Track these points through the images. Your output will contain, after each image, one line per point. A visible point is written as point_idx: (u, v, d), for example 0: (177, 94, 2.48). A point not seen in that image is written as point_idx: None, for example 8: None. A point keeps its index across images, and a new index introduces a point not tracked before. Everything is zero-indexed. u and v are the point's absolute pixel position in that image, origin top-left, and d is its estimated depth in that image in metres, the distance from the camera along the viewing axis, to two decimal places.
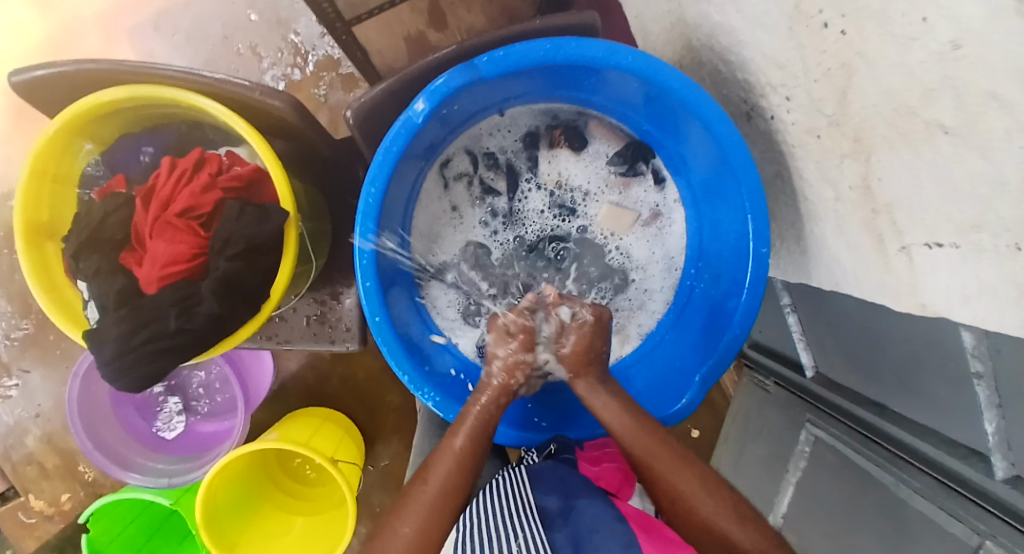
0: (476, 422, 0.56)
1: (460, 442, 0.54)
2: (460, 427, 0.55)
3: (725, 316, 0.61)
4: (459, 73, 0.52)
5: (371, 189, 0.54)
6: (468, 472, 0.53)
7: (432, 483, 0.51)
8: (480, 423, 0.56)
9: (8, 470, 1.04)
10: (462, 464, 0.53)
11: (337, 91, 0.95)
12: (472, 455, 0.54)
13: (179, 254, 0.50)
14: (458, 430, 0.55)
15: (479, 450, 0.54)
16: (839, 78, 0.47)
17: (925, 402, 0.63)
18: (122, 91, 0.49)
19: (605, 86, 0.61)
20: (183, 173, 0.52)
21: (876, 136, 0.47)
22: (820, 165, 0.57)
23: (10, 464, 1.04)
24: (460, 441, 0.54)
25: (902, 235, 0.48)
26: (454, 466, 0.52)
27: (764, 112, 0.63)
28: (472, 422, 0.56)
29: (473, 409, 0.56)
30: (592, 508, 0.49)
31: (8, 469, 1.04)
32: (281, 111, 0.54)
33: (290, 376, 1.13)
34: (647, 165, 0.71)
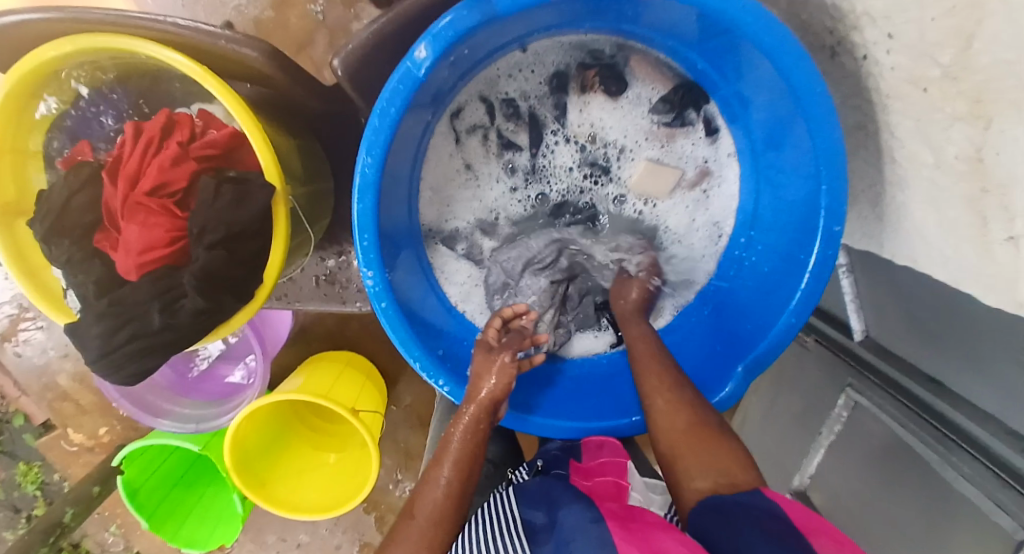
0: (461, 450, 0.48)
1: (449, 470, 0.47)
2: (444, 458, 0.48)
3: (777, 301, 0.54)
4: (468, 10, 0.41)
5: (368, 157, 0.46)
6: (459, 505, 0.46)
7: (420, 515, 0.45)
8: (466, 449, 0.48)
9: (46, 405, 1.09)
10: (452, 498, 0.46)
11: (337, 8, 0.82)
12: (460, 485, 0.47)
13: (156, 239, 0.44)
14: (443, 461, 0.47)
15: (468, 481, 0.47)
16: (968, 18, 0.36)
17: (995, 390, 0.56)
18: (70, 43, 0.40)
19: (652, 14, 0.49)
20: (150, 141, 0.44)
21: (1005, 99, 0.36)
22: (919, 123, 0.46)
23: (47, 400, 1.09)
24: (448, 472, 0.47)
25: (1014, 222, 0.39)
26: (443, 498, 0.46)
27: (854, 50, 0.50)
28: (455, 451, 0.48)
29: (456, 433, 0.49)
30: (574, 515, 0.42)
31: (46, 404, 1.09)
32: (257, 62, 0.45)
33: (309, 320, 1.12)
34: (698, 112, 0.60)
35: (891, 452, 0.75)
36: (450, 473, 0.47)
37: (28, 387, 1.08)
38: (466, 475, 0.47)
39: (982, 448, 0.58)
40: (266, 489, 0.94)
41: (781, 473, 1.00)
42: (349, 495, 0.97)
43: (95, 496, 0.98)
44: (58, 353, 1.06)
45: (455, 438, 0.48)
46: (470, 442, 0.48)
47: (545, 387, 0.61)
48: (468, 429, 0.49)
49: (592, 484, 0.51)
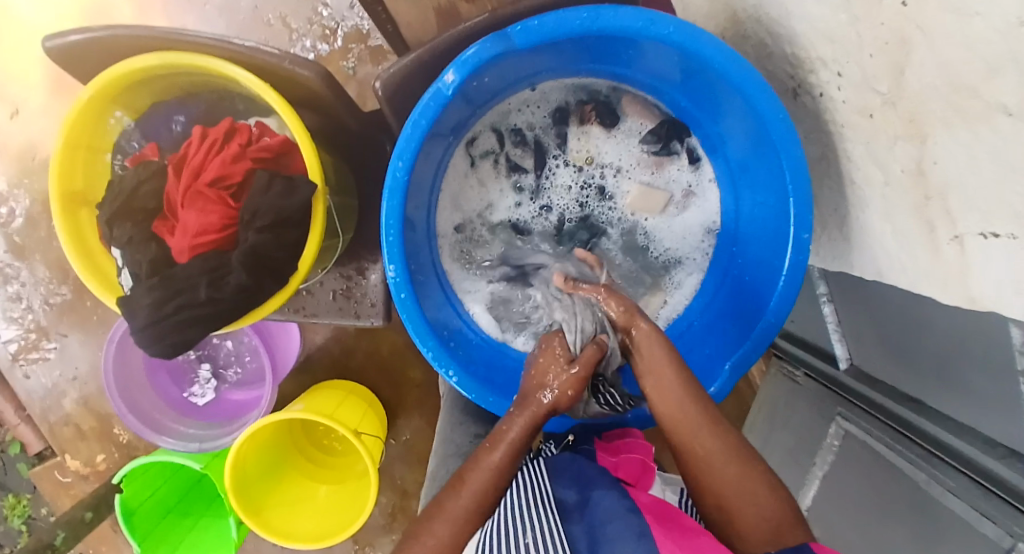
0: (518, 439, 0.52)
1: (497, 459, 0.51)
2: (500, 443, 0.52)
3: (759, 303, 0.59)
4: (491, 43, 0.50)
5: (399, 162, 0.53)
6: (505, 481, 0.51)
7: (467, 493, 0.50)
8: (517, 447, 0.52)
9: (46, 429, 1.10)
10: (497, 481, 0.50)
11: (366, 64, 0.94)
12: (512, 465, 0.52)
13: (210, 225, 0.50)
14: (497, 445, 0.52)
15: (517, 464, 0.52)
16: (896, 52, 0.44)
17: (967, 398, 0.60)
18: (156, 58, 0.48)
19: (641, 56, 0.59)
20: (214, 143, 0.52)
21: (933, 115, 0.44)
22: (870, 146, 0.54)
23: (48, 424, 1.10)
24: (500, 456, 0.51)
25: (955, 223, 0.46)
26: (493, 477, 0.50)
27: (812, 89, 0.59)
28: (511, 438, 0.52)
29: (509, 433, 0.52)
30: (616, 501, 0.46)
31: (46, 429, 1.10)
32: (310, 81, 0.53)
33: (316, 349, 1.15)
34: (682, 143, 0.68)
35: (880, 474, 0.77)
36: (503, 456, 0.51)
37: (31, 410, 1.09)
38: (518, 458, 0.52)
39: (965, 460, 0.60)
40: (262, 514, 0.92)
41: None
42: (345, 524, 0.95)
43: (87, 521, 0.99)
44: (67, 375, 1.08)
45: (514, 429, 0.52)
46: (524, 436, 0.53)
47: None
48: (526, 426, 0.53)
49: (618, 459, 0.58)
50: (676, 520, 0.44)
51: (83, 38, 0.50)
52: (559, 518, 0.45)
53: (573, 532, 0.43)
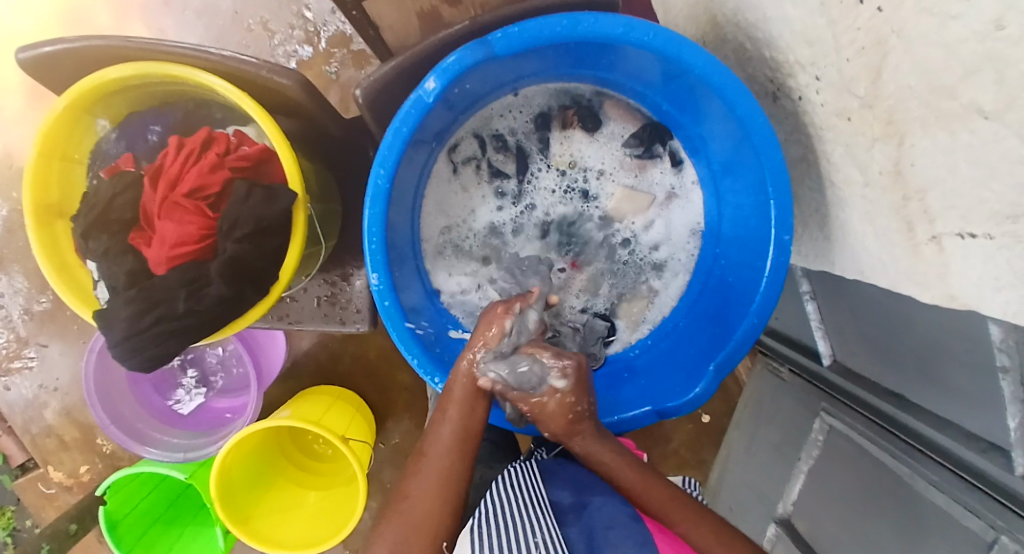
0: (464, 394, 0.53)
1: (454, 411, 0.52)
2: (448, 404, 0.52)
3: (742, 306, 0.59)
4: (471, 50, 0.50)
5: (381, 170, 0.52)
6: (470, 443, 0.51)
7: (432, 453, 0.50)
8: (467, 396, 0.53)
9: (28, 441, 1.08)
10: (462, 436, 0.51)
11: (348, 67, 0.93)
12: (465, 422, 0.52)
13: (188, 235, 0.49)
14: (446, 406, 0.52)
15: (470, 421, 0.52)
16: (874, 57, 0.45)
17: (947, 393, 0.61)
18: (132, 68, 0.48)
19: (622, 61, 0.59)
20: (191, 152, 0.51)
21: (909, 118, 0.44)
22: (849, 148, 0.55)
23: (29, 436, 1.08)
24: (452, 416, 0.52)
25: (933, 223, 0.46)
26: (449, 435, 0.51)
27: (791, 92, 0.60)
28: (457, 396, 0.53)
29: (459, 381, 0.53)
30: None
31: (27, 440, 1.08)
32: (290, 90, 0.53)
33: (303, 354, 1.14)
34: (664, 146, 0.68)
35: (863, 469, 0.78)
36: (453, 414, 0.52)
37: (12, 422, 1.07)
38: (468, 415, 0.52)
39: (948, 455, 0.61)
40: (250, 523, 0.92)
41: (764, 506, 1.01)
42: (336, 530, 0.95)
43: (71, 534, 0.97)
44: (49, 386, 1.06)
45: (457, 385, 0.53)
46: (470, 392, 0.53)
47: None
48: (468, 382, 0.53)
49: None
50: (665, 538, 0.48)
51: (56, 49, 0.49)
52: (556, 519, 0.48)
53: (571, 534, 0.46)
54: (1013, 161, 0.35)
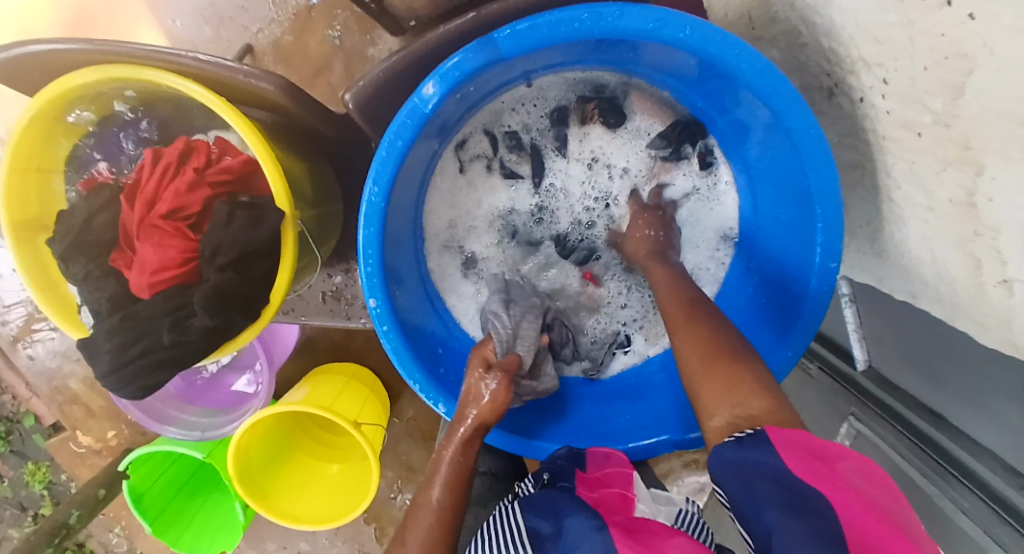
0: (454, 470, 0.47)
1: (441, 491, 0.46)
2: (437, 474, 0.47)
3: (773, 335, 0.54)
4: (475, 52, 0.43)
5: (376, 187, 0.47)
6: (456, 515, 0.46)
7: (412, 544, 0.44)
8: (456, 468, 0.47)
9: (55, 407, 1.12)
10: (444, 520, 0.45)
11: (353, 33, 0.85)
12: (456, 493, 0.46)
13: (169, 260, 0.46)
14: (434, 479, 0.47)
15: (463, 492, 0.47)
16: (956, 70, 0.37)
17: (997, 426, 0.56)
18: (93, 72, 0.42)
19: (653, 56, 0.51)
20: (168, 167, 0.46)
21: (991, 148, 0.37)
22: (914, 165, 0.47)
23: (57, 403, 1.11)
24: (440, 491, 0.46)
25: (1006, 265, 0.40)
26: (435, 521, 0.45)
27: (851, 92, 0.51)
28: (447, 466, 0.47)
29: (444, 455, 0.47)
30: None
31: (55, 407, 1.11)
32: (271, 94, 0.46)
33: (316, 331, 1.14)
34: (695, 146, 0.61)
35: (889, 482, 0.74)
36: (443, 487, 0.46)
37: (40, 389, 1.11)
38: (460, 488, 0.46)
39: (983, 485, 0.56)
40: (267, 498, 0.94)
41: None
42: (348, 509, 0.97)
43: (101, 499, 1.02)
44: (71, 357, 1.09)
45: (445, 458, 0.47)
46: (463, 457, 0.47)
47: (555, 419, 0.61)
48: (459, 447, 0.47)
49: (598, 496, 0.48)
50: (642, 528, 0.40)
51: (13, 53, 0.43)
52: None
53: None
54: None
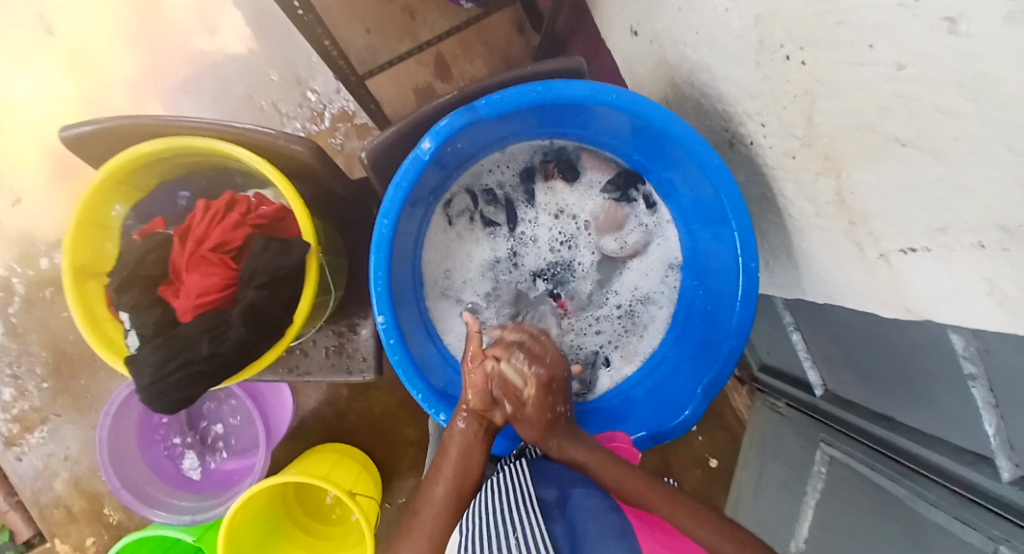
0: (459, 449, 0.57)
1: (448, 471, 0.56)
2: (443, 467, 0.56)
3: (722, 332, 0.65)
4: (460, 115, 0.58)
5: (384, 221, 0.59)
6: (458, 501, 0.54)
7: (424, 512, 0.53)
8: (462, 451, 0.57)
9: (36, 514, 1.07)
10: (449, 505, 0.53)
11: (353, 139, 1.05)
12: (460, 483, 0.55)
13: (211, 285, 0.54)
14: (443, 463, 0.56)
15: (465, 481, 0.55)
16: (805, 104, 0.52)
17: (933, 412, 0.66)
18: (162, 142, 0.55)
19: (595, 121, 0.66)
20: (216, 213, 0.57)
21: (845, 153, 0.51)
22: (798, 184, 0.61)
23: (37, 508, 1.07)
24: (447, 473, 0.55)
25: (879, 243, 0.53)
26: (445, 493, 0.54)
27: (744, 139, 0.68)
28: (451, 459, 0.56)
29: (455, 437, 0.58)
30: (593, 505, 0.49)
31: (35, 513, 1.07)
32: (303, 155, 0.60)
33: (309, 413, 1.15)
34: (638, 191, 0.75)
35: (866, 501, 0.78)
36: (448, 475, 0.55)
37: (21, 493, 1.07)
38: (462, 475, 0.55)
39: (944, 472, 0.64)
40: None
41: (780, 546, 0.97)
42: None
43: None
44: (58, 456, 1.07)
45: (452, 444, 0.57)
46: (466, 451, 0.57)
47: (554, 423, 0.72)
48: (463, 443, 0.57)
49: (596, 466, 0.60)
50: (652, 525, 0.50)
51: (90, 130, 0.56)
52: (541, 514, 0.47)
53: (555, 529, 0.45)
54: (937, 180, 0.42)
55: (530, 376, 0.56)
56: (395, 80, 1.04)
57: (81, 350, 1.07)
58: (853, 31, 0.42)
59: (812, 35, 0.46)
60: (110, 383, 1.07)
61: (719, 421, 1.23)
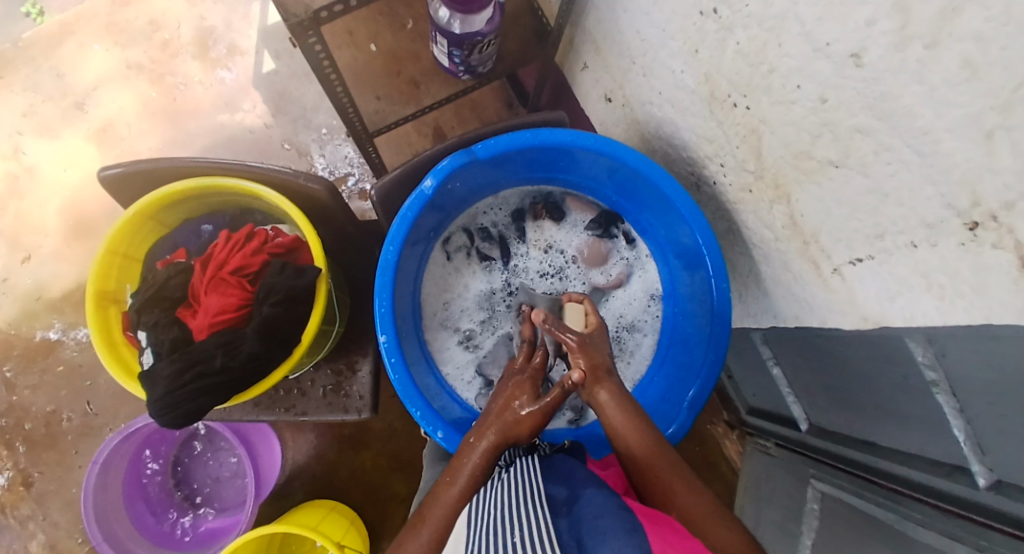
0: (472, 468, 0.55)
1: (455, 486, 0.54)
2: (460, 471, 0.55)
3: (704, 343, 0.70)
4: (459, 156, 0.67)
5: (390, 246, 0.66)
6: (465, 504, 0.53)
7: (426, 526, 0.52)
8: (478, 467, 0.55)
9: None
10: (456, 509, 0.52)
11: (356, 199, 1.15)
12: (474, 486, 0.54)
13: (228, 305, 0.59)
14: (457, 474, 0.55)
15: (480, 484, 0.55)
16: (752, 141, 0.62)
17: (905, 424, 0.63)
18: (194, 180, 0.62)
19: (576, 164, 0.75)
20: (237, 242, 0.63)
21: (789, 180, 0.60)
22: (757, 214, 0.70)
23: None
24: (459, 480, 0.54)
25: (831, 257, 0.60)
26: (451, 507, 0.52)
27: (708, 180, 0.77)
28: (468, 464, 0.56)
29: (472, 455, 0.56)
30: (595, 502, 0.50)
31: None
32: (318, 192, 0.67)
33: (296, 469, 1.09)
34: (618, 229, 0.83)
35: (860, 537, 0.72)
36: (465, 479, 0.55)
37: None
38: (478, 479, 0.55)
39: (924, 488, 0.61)
40: None
41: None
42: None
43: None
44: (36, 517, 1.04)
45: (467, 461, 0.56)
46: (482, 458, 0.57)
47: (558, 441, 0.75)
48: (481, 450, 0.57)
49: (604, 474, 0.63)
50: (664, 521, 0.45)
51: (122, 171, 0.63)
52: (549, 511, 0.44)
53: (560, 524, 0.41)
54: (865, 192, 0.50)
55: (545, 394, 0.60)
56: (395, 147, 1.15)
57: (73, 404, 1.06)
58: (782, 75, 0.52)
59: (750, 82, 0.57)
60: (96, 440, 1.05)
61: (714, 472, 1.22)
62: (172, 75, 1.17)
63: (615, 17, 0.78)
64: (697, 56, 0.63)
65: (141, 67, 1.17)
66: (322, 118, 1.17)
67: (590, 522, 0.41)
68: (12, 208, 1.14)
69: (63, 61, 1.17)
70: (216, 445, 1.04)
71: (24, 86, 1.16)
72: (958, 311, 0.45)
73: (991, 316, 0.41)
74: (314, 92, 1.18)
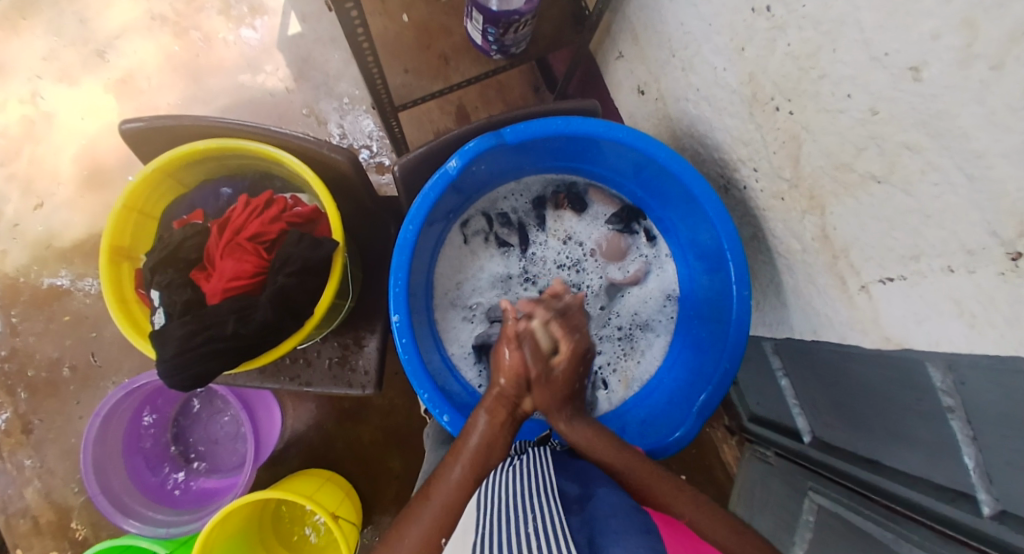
0: (478, 445, 0.57)
1: (461, 463, 0.55)
2: (463, 452, 0.56)
3: (720, 347, 0.69)
4: (487, 138, 0.65)
5: (410, 225, 0.64)
6: (472, 489, 0.53)
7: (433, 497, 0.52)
8: (479, 448, 0.56)
9: (1, 523, 1.04)
10: (462, 486, 0.53)
11: (373, 172, 1.13)
12: (476, 468, 0.55)
13: (243, 271, 0.59)
14: (459, 455, 0.56)
15: (483, 469, 0.55)
16: (792, 148, 0.60)
17: (911, 446, 0.62)
18: (216, 141, 0.61)
19: (604, 156, 0.74)
20: (256, 207, 0.62)
21: (825, 191, 0.58)
22: (786, 223, 0.68)
23: (3, 517, 1.04)
24: (462, 459, 0.55)
25: (860, 274, 0.58)
26: (457, 483, 0.53)
27: (738, 183, 0.75)
28: (473, 445, 0.56)
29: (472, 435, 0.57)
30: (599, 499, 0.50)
31: (1, 522, 1.04)
32: (341, 163, 0.65)
33: (294, 437, 1.10)
34: (639, 225, 0.82)
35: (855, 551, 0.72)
36: (467, 460, 0.55)
37: None
38: (481, 462, 0.55)
39: (926, 511, 0.60)
40: None
41: None
42: None
43: None
44: (35, 463, 1.05)
45: (473, 437, 0.57)
46: (486, 440, 0.57)
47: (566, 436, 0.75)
48: (486, 431, 0.58)
49: None
50: (679, 523, 0.46)
51: (143, 126, 0.62)
52: (561, 507, 0.43)
53: (572, 522, 0.41)
54: (904, 211, 0.48)
55: (569, 339, 0.60)
56: (418, 123, 1.13)
57: (76, 355, 1.07)
58: (833, 83, 0.50)
59: (797, 86, 0.55)
60: (98, 392, 1.06)
61: (708, 474, 1.22)
62: (196, 30, 1.15)
63: (659, 7, 0.76)
64: (742, 54, 0.61)
65: (166, 20, 1.15)
66: (345, 87, 1.15)
67: (605, 520, 0.40)
68: (28, 153, 1.13)
69: (87, 7, 1.15)
70: (217, 407, 1.05)
71: (46, 29, 1.15)
72: (987, 342, 0.43)
73: (1021, 350, 0.40)
74: (339, 60, 1.15)
